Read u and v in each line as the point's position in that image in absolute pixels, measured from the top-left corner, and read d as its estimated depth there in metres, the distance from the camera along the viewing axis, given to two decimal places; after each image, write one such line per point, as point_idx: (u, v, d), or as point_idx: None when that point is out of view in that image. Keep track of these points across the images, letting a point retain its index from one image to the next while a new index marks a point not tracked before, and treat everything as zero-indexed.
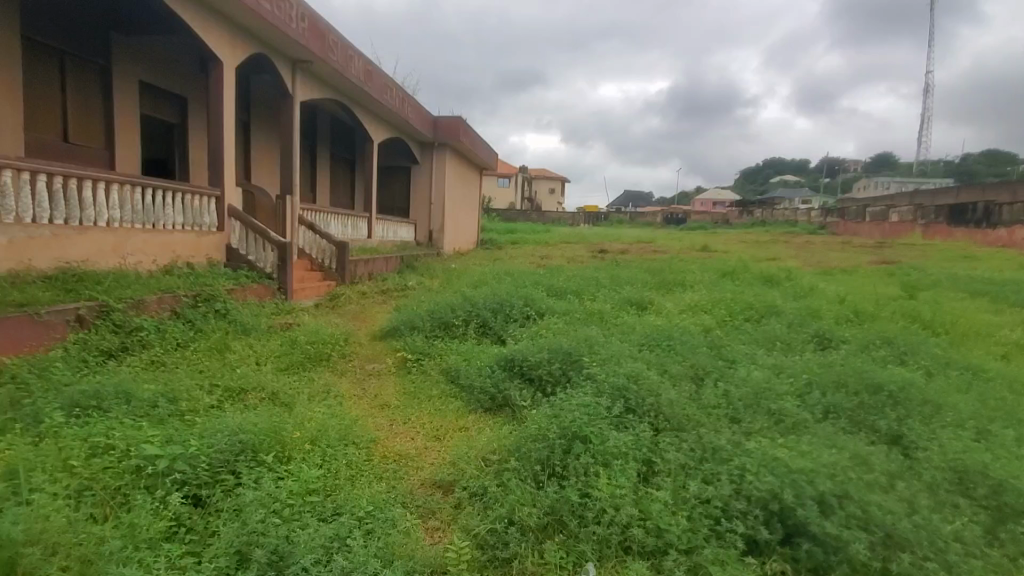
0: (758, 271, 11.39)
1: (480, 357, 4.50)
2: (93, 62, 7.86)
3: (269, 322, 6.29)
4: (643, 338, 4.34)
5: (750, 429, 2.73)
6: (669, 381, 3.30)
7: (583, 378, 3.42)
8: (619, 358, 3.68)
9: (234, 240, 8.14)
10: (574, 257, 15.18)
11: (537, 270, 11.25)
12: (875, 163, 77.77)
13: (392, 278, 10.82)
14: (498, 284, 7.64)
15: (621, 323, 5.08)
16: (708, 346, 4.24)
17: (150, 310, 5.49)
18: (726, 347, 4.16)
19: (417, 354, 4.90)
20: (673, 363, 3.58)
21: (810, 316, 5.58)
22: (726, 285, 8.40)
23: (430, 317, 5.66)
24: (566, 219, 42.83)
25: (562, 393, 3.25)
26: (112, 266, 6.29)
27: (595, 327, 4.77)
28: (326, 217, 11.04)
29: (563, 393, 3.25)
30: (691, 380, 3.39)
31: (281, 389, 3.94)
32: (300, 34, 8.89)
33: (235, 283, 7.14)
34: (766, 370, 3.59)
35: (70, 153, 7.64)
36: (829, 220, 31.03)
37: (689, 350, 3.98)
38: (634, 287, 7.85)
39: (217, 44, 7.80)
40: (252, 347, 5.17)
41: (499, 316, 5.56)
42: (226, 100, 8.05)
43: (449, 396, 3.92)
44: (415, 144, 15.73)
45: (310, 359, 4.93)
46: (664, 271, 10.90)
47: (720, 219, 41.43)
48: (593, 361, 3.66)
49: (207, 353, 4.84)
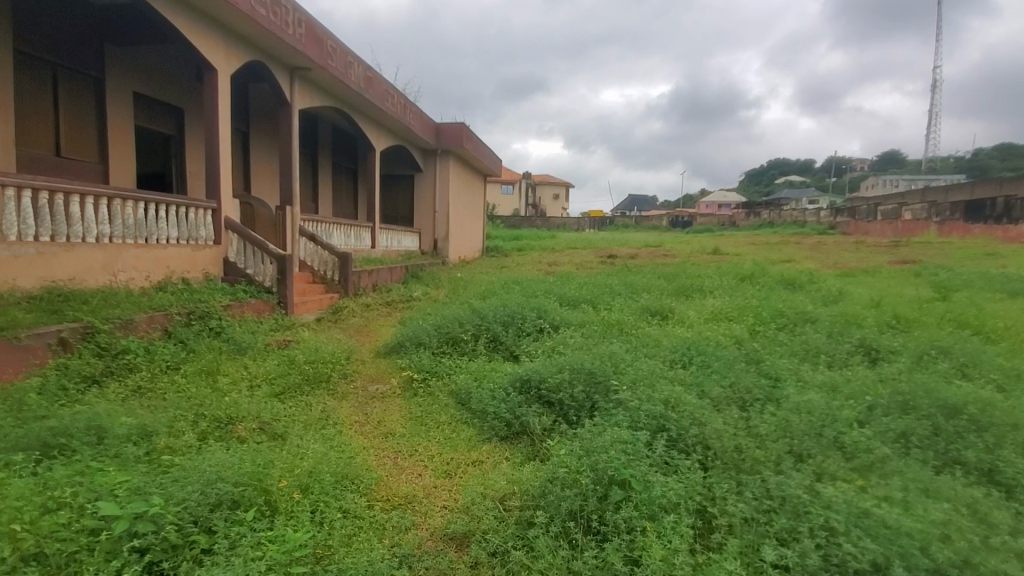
0: (776, 273, 10.98)
1: (493, 376, 4.11)
2: (86, 73, 7.56)
3: (266, 339, 5.93)
4: (674, 353, 3.94)
5: (824, 469, 2.33)
6: (712, 406, 2.90)
7: (612, 403, 3.02)
8: (651, 379, 3.28)
9: (232, 254, 7.80)
10: (584, 263, 14.86)
11: (548, 277, 10.89)
12: (881, 161, 77.03)
13: (397, 288, 10.46)
14: (509, 295, 7.27)
15: (645, 336, 4.69)
16: (746, 361, 3.83)
17: (139, 331, 5.13)
18: (767, 361, 3.76)
19: (423, 374, 4.51)
20: (713, 385, 3.17)
21: (847, 323, 5.17)
22: (745, 290, 7.98)
23: (436, 332, 5.28)
24: (570, 224, 42.40)
25: (589, 423, 2.85)
26: (102, 284, 5.95)
27: (618, 341, 4.38)
28: (328, 227, 10.71)
29: (590, 423, 2.85)
30: (737, 405, 2.99)
31: (275, 419, 3.57)
32: (298, 41, 8.61)
33: (233, 299, 6.80)
34: (820, 390, 3.19)
35: (62, 167, 7.32)
36: (838, 220, 30.50)
37: (728, 367, 3.57)
38: (649, 294, 7.44)
39: (212, 51, 7.50)
40: (246, 368, 4.80)
41: (512, 329, 5.19)
42: (222, 109, 7.75)
43: (460, 422, 3.53)
44: (417, 151, 15.42)
45: (307, 381, 4.55)
46: (677, 276, 10.51)
47: (727, 221, 40.89)
48: (621, 383, 3.25)
49: (198, 378, 4.47)
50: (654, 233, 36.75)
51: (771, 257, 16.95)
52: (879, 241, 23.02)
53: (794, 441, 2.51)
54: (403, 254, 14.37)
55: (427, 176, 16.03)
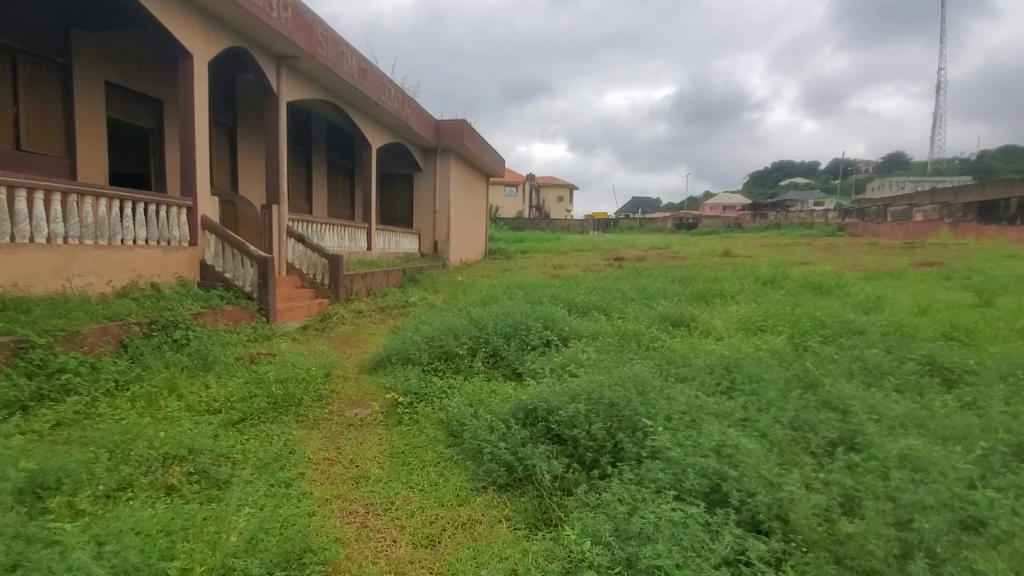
0: (797, 276, 10.23)
1: (492, 402, 3.42)
2: (51, 61, 6.96)
3: (238, 352, 5.27)
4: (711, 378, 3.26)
5: (968, 568, 1.65)
6: (778, 458, 2.22)
7: (646, 454, 2.39)
8: (691, 416, 2.60)
9: (209, 256, 7.16)
10: (591, 266, 14.17)
11: (553, 281, 10.22)
12: (888, 163, 76.16)
13: (393, 293, 9.81)
14: (511, 301, 6.58)
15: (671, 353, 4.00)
16: (800, 386, 3.15)
17: (87, 345, 4.46)
18: (828, 388, 3.04)
19: (410, 397, 3.82)
20: (772, 425, 2.49)
21: (901, 335, 4.49)
22: (769, 295, 7.27)
23: (428, 345, 4.60)
24: (574, 226, 41.67)
25: (620, 483, 2.23)
26: (53, 290, 5.29)
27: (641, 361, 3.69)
28: (319, 227, 10.03)
29: (621, 482, 2.23)
30: (807, 452, 2.32)
31: (224, 460, 2.89)
32: (284, 26, 7.98)
33: (206, 306, 6.15)
34: (910, 432, 2.50)
35: (23, 162, 6.70)
36: (848, 221, 29.70)
37: (784, 396, 2.88)
38: (664, 300, 6.75)
39: (187, 35, 6.88)
40: (207, 389, 4.13)
41: (515, 342, 4.50)
42: (198, 98, 7.12)
43: (449, 464, 2.84)
44: (415, 148, 14.75)
45: (273, 405, 3.86)
46: (690, 279, 9.80)
47: (732, 222, 40.09)
48: (653, 422, 2.59)
49: (146, 403, 3.81)
50: (658, 236, 36.07)
51: (784, 258, 16.23)
52: (892, 243, 22.23)
53: (907, 517, 1.85)
54: (401, 257, 13.70)
55: (426, 176, 15.38)
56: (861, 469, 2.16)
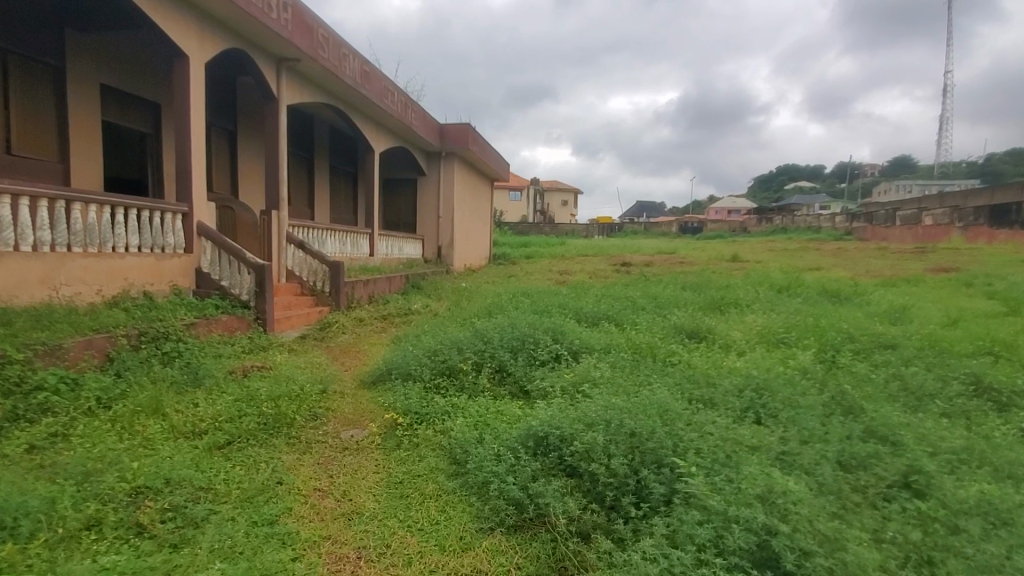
0: (812, 283, 9.89)
1: (498, 425, 3.14)
2: (44, 63, 6.77)
3: (231, 366, 5.02)
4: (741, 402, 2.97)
5: None
6: (829, 516, 1.96)
7: (678, 500, 2.11)
8: (725, 455, 2.33)
9: (205, 264, 6.92)
10: (598, 272, 13.89)
11: (560, 288, 9.94)
12: (895, 166, 75.55)
13: (395, 300, 9.57)
14: (517, 310, 6.29)
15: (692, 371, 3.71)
16: (839, 415, 2.87)
17: (70, 359, 4.22)
18: (874, 418, 2.79)
19: (410, 418, 3.55)
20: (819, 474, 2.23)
21: (938, 353, 4.20)
22: (787, 304, 6.96)
23: (430, 361, 4.32)
24: (579, 231, 41.40)
25: (652, 540, 1.94)
26: (38, 300, 5.06)
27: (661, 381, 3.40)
28: (320, 233, 9.80)
29: (653, 538, 1.95)
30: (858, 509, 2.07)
31: (203, 493, 2.62)
32: (283, 27, 7.76)
33: (200, 316, 5.90)
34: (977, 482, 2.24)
35: (13, 166, 6.49)
36: (856, 224, 29.27)
37: (825, 431, 2.61)
38: (677, 309, 6.46)
39: (183, 36, 6.66)
40: (194, 408, 3.86)
41: (522, 357, 4.23)
42: (195, 101, 6.90)
43: (451, 498, 2.56)
44: (419, 152, 14.52)
45: (263, 426, 3.59)
46: (701, 286, 9.48)
47: (738, 226, 39.62)
48: (681, 459, 2.31)
49: (127, 424, 3.54)
50: (664, 240, 35.74)
51: (795, 264, 15.88)
52: (903, 247, 21.80)
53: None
54: (404, 262, 13.47)
55: (430, 180, 15.16)
56: (933, 518, 2.00)
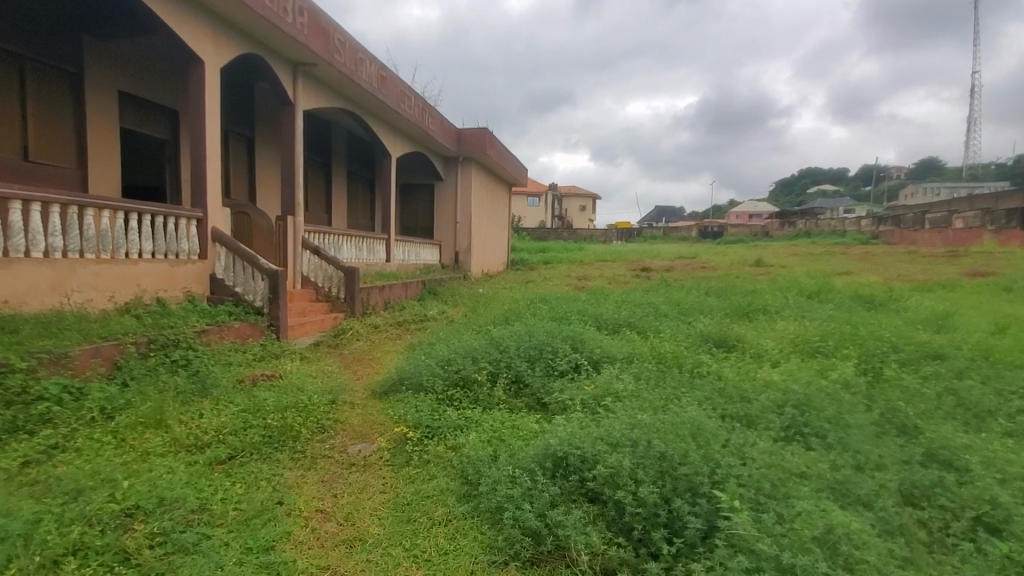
0: (843, 288, 9.46)
1: (514, 443, 2.92)
2: (62, 70, 6.80)
3: (240, 374, 4.89)
4: (782, 423, 2.71)
5: None
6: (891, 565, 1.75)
7: (718, 539, 1.87)
8: (769, 485, 2.08)
9: (220, 269, 6.85)
10: (617, 277, 13.59)
11: (579, 293, 9.68)
12: (923, 168, 73.52)
13: (411, 306, 9.41)
14: (534, 317, 6.07)
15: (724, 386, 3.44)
16: (894, 439, 2.59)
17: (76, 368, 4.13)
18: (936, 444, 2.51)
19: (421, 432, 3.35)
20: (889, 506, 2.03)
21: (993, 365, 3.87)
22: (819, 310, 6.60)
23: (443, 371, 4.12)
24: (597, 236, 41.01)
25: None
26: (48, 306, 5.00)
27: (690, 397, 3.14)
28: (336, 238, 9.71)
29: None
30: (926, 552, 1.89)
31: (198, 515, 2.45)
32: (299, 31, 7.71)
33: (212, 323, 5.79)
34: None
35: (30, 173, 6.51)
36: (883, 228, 28.37)
37: (882, 458, 2.34)
38: (702, 316, 6.16)
39: (198, 40, 6.62)
40: (198, 420, 3.72)
41: (540, 367, 4.00)
42: (210, 106, 6.86)
43: (462, 525, 2.34)
44: (436, 157, 14.43)
45: (267, 440, 3.41)
46: (726, 292, 9.13)
47: (760, 230, 38.79)
48: (720, 489, 2.07)
49: (129, 436, 3.41)
50: (684, 245, 35.18)
51: (821, 268, 15.37)
52: (933, 251, 21.01)
53: None
54: (420, 268, 13.35)
55: (447, 185, 15.06)
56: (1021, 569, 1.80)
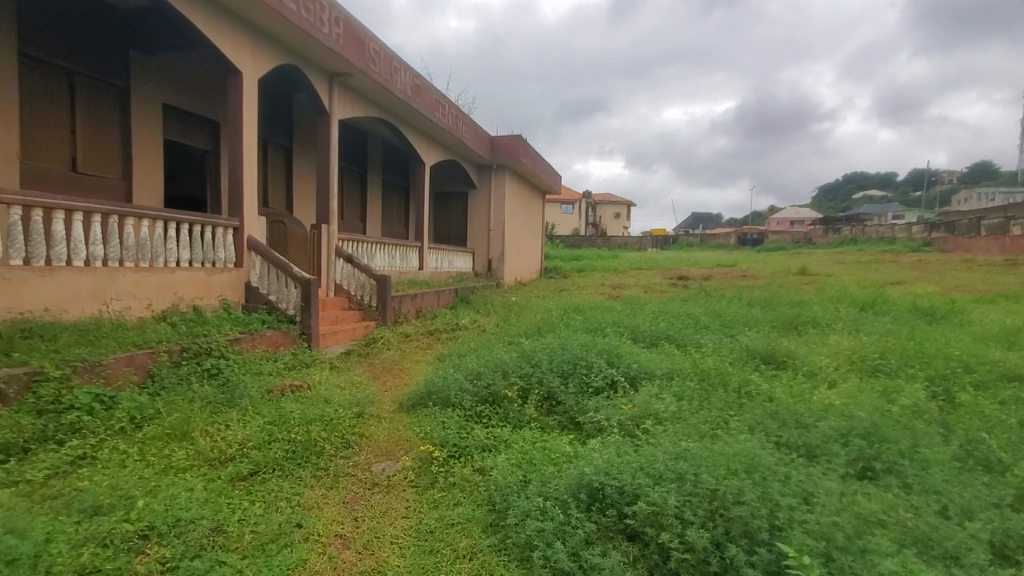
0: (899, 299, 8.85)
1: (546, 467, 2.72)
2: (110, 84, 7.03)
3: (270, 384, 4.85)
4: (848, 455, 2.41)
5: None
6: None
7: None
8: (842, 537, 1.81)
9: (254, 277, 6.90)
10: (653, 286, 13.18)
11: (614, 303, 9.38)
12: (980, 172, 69.70)
13: (443, 315, 9.32)
14: (568, 328, 5.85)
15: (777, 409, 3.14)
16: (984, 480, 2.26)
17: (110, 376, 4.16)
18: None
19: (448, 452, 3.18)
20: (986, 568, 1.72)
21: None
22: (874, 324, 6.16)
23: (473, 385, 3.95)
24: (632, 243, 40.41)
25: None
26: (89, 314, 5.09)
27: (740, 422, 2.87)
28: (370, 246, 9.72)
29: None
30: None
31: (212, 538, 2.36)
32: (335, 41, 7.75)
33: (245, 331, 5.80)
34: None
35: (79, 184, 6.74)
36: (936, 235, 26.86)
37: (974, 505, 2.02)
38: (746, 329, 5.82)
39: (236, 52, 6.72)
40: (224, 433, 3.67)
41: (574, 383, 3.78)
42: (248, 116, 6.95)
43: (487, 560, 2.16)
44: (469, 165, 14.39)
45: (291, 455, 3.32)
46: (770, 302, 8.67)
47: (802, 237, 37.40)
48: (783, 539, 1.82)
49: (154, 449, 3.39)
50: (722, 252, 34.26)
51: (870, 278, 14.60)
52: (992, 259, 19.70)
53: None
54: (453, 276, 13.30)
55: (480, 193, 15.00)
56: None
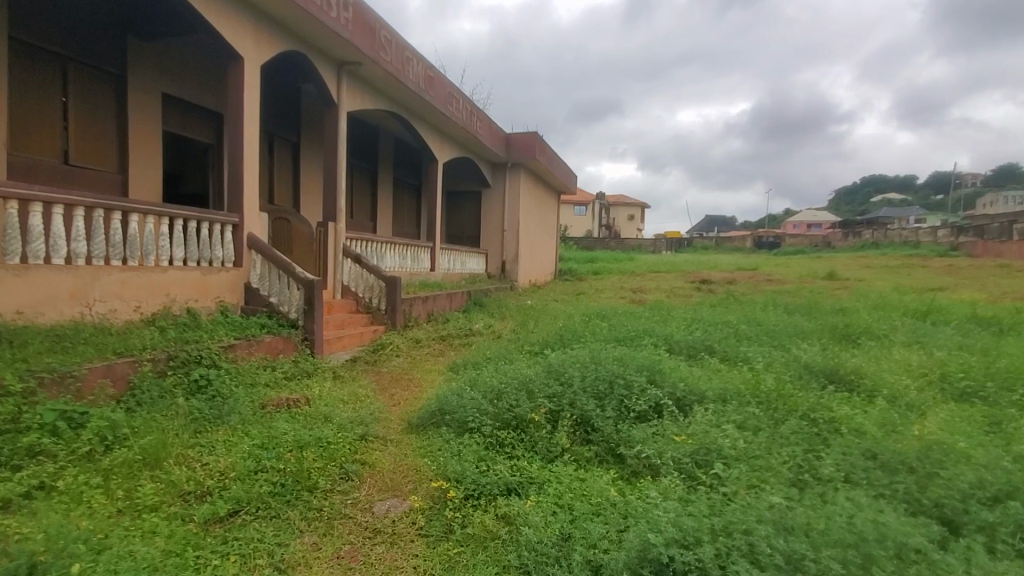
0: (949, 307, 8.16)
1: (589, 523, 2.16)
2: (106, 71, 6.60)
3: (266, 398, 4.36)
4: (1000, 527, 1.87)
5: None
6: None
7: None
8: None
9: (255, 278, 6.41)
10: (676, 291, 12.57)
11: (638, 309, 8.81)
12: (1004, 175, 67.84)
13: (455, 319, 8.81)
14: (596, 338, 5.30)
15: (871, 452, 2.56)
16: None
17: (84, 390, 3.69)
18: None
19: (464, 492, 2.64)
20: None
21: None
22: (938, 338, 5.51)
23: (492, 406, 3.40)
24: (646, 246, 39.66)
25: None
26: (68, 318, 4.63)
27: (834, 472, 2.29)
28: (380, 246, 9.24)
29: None
30: None
31: None
32: (343, 26, 7.27)
33: (242, 337, 5.31)
34: None
35: (70, 177, 6.31)
36: (964, 239, 25.87)
37: None
38: (795, 341, 5.21)
39: (238, 36, 6.25)
40: (204, 461, 3.15)
41: (612, 406, 3.21)
42: (250, 104, 6.48)
43: None
44: (484, 163, 13.88)
45: (278, 490, 2.80)
46: (808, 309, 8.04)
47: (821, 241, 36.41)
48: None
49: (121, 481, 2.88)
50: (740, 255, 33.39)
51: (905, 283, 13.80)
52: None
53: None
54: (465, 278, 12.77)
55: (495, 193, 14.47)
56: None
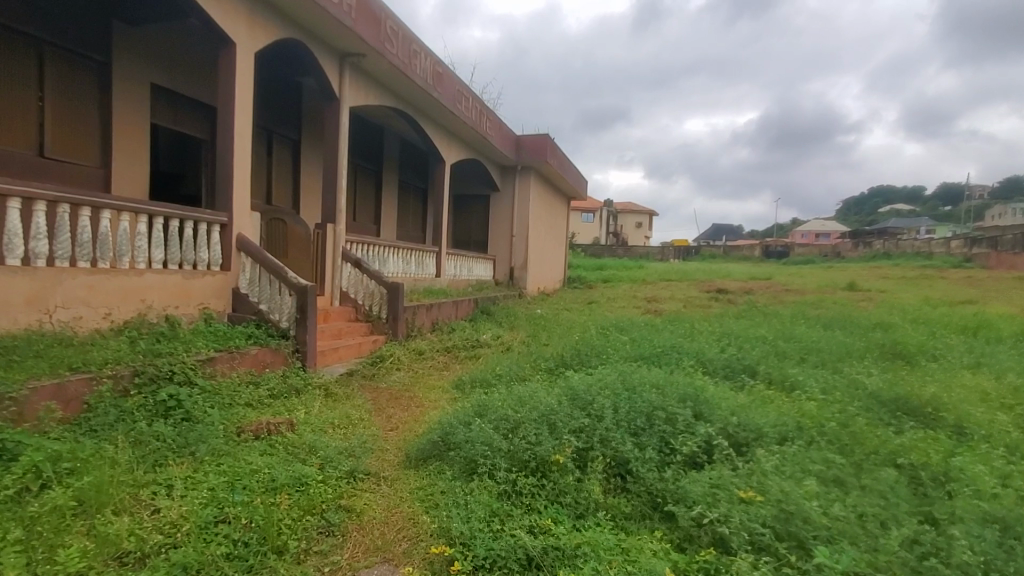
0: (992, 322, 7.51)
1: None
2: (89, 59, 6.12)
3: (244, 422, 3.79)
4: None
5: None
6: None
7: None
8: None
9: (244, 283, 5.87)
10: (693, 301, 11.97)
11: (656, 321, 8.22)
12: (1016, 185, 66.88)
13: (462, 329, 8.25)
14: (619, 356, 4.70)
15: (1002, 529, 2.04)
16: None
17: (21, 414, 3.14)
18: None
19: (472, 564, 2.05)
20: None
21: None
22: (1003, 359, 4.88)
23: (506, 442, 2.81)
24: (653, 254, 38.98)
25: None
26: (24, 326, 4.10)
27: (973, 560, 1.80)
28: (383, 250, 8.70)
29: None
30: None
31: None
32: (346, 13, 6.76)
33: (224, 349, 4.75)
34: None
35: (46, 171, 5.81)
36: (980, 250, 25.13)
37: None
38: (845, 362, 4.60)
39: (229, 20, 5.73)
40: (155, 509, 2.59)
41: (653, 447, 2.63)
42: (242, 94, 5.97)
43: None
44: (493, 166, 13.36)
45: (235, 553, 2.22)
46: (840, 323, 7.41)
47: (829, 250, 35.54)
48: None
49: (46, 536, 2.30)
50: (753, 265, 32.62)
51: (931, 295, 13.12)
52: None
53: None
54: (471, 284, 12.19)
55: (503, 197, 13.93)
56: None
